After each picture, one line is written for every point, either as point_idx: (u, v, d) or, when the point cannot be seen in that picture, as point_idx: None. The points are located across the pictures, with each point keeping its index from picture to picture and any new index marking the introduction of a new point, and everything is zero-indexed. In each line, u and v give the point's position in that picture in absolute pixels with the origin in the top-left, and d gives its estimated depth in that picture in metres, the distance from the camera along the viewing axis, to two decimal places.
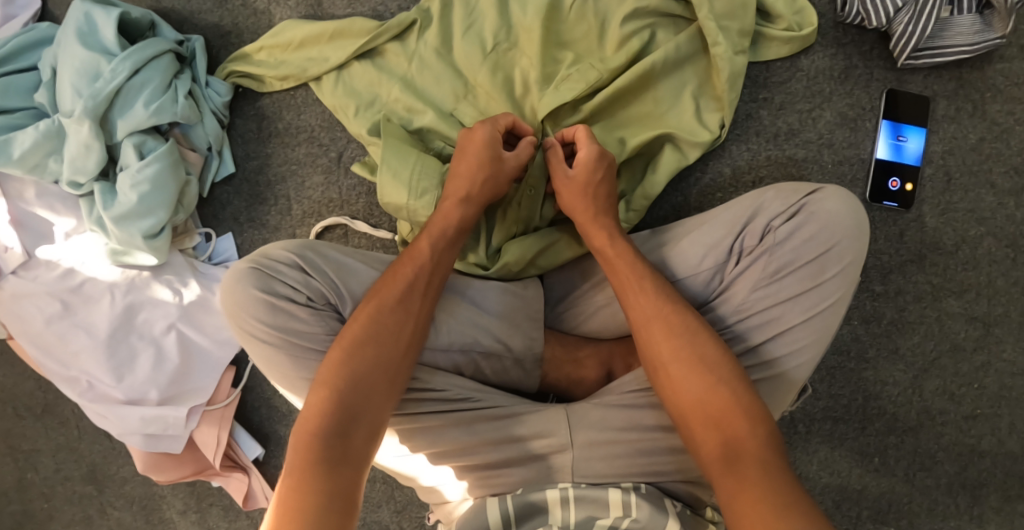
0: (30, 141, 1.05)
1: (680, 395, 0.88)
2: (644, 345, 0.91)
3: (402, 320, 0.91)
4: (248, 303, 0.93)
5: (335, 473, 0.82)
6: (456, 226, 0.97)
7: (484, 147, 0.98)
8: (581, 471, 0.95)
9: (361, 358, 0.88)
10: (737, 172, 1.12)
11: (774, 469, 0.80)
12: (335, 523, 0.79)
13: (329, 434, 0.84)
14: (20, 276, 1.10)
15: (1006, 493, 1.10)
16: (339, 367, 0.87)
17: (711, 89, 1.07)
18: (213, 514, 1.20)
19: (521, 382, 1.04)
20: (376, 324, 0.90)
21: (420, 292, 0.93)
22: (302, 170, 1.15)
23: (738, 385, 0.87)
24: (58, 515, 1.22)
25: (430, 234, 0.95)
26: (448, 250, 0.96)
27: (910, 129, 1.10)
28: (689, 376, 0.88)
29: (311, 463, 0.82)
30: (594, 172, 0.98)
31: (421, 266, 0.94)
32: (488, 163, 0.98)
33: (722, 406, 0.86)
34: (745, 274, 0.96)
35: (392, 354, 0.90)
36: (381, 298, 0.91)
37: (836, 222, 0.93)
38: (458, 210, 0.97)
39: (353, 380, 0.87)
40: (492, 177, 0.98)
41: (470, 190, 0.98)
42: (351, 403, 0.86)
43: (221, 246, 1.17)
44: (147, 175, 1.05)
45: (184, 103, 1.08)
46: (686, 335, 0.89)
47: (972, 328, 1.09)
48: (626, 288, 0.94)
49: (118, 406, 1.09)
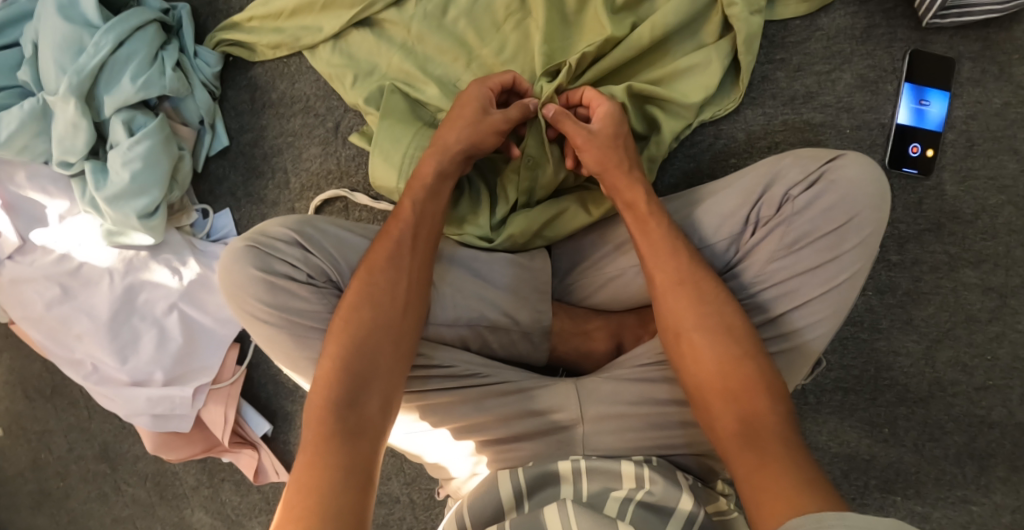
0: (16, 122, 1.01)
1: (700, 365, 0.85)
2: (665, 312, 0.89)
3: (395, 278, 0.88)
4: (245, 282, 0.90)
5: (348, 438, 0.80)
6: (434, 177, 0.93)
7: (470, 103, 0.94)
8: (593, 444, 0.95)
9: (358, 324, 0.86)
10: (752, 137, 1.07)
11: (794, 446, 0.78)
12: (354, 493, 0.76)
13: (339, 402, 0.82)
14: (16, 261, 1.07)
15: (1014, 464, 1.10)
16: (337, 337, 0.85)
17: (712, 45, 1.01)
18: (225, 489, 1.22)
19: (529, 355, 1.01)
20: (369, 287, 0.88)
21: (409, 248, 0.90)
22: (299, 142, 1.11)
23: (760, 359, 0.84)
24: (74, 493, 1.26)
25: (411, 193, 0.93)
26: (432, 202, 0.93)
27: (932, 92, 1.05)
28: (711, 342, 0.85)
29: (325, 433, 0.80)
30: (620, 125, 0.95)
31: (406, 225, 0.91)
32: (475, 116, 0.94)
33: (743, 381, 0.83)
34: (761, 244, 0.92)
35: (390, 313, 0.87)
36: (371, 262, 0.89)
37: (856, 190, 0.89)
38: (437, 160, 0.94)
39: (355, 345, 0.85)
40: (473, 124, 0.94)
41: (453, 144, 0.94)
42: (357, 368, 0.84)
43: (219, 222, 1.14)
44: (139, 153, 1.02)
45: (172, 75, 1.04)
46: (713, 304, 0.87)
47: (988, 298, 1.07)
48: (655, 252, 0.90)
49: (124, 388, 1.08)
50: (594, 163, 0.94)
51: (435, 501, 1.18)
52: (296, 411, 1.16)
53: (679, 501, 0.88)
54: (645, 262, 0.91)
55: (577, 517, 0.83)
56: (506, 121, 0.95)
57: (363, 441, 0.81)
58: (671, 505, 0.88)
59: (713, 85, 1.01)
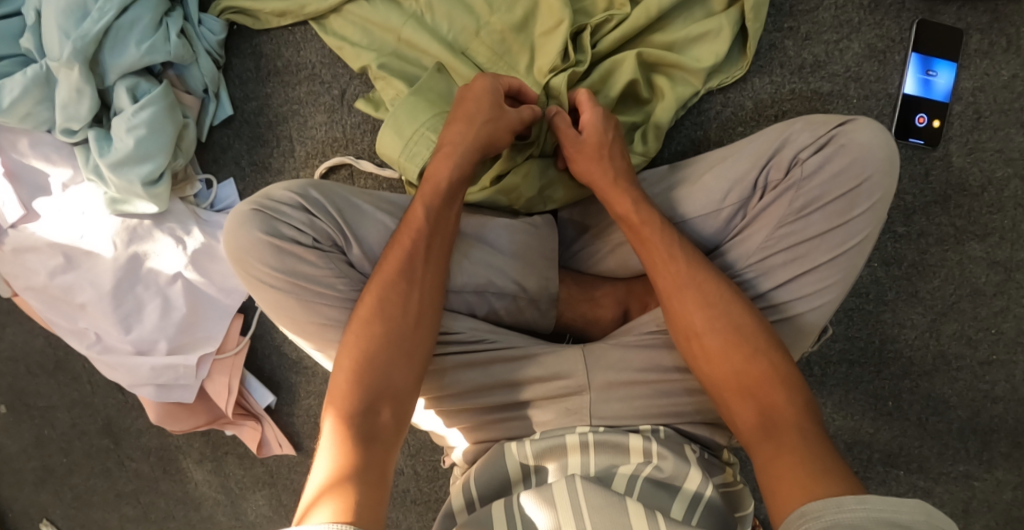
0: (19, 88, 1.00)
1: (715, 366, 0.83)
2: (674, 315, 0.87)
3: (407, 292, 0.85)
4: (253, 246, 0.88)
5: (363, 449, 0.77)
6: (451, 182, 0.90)
7: (484, 96, 0.91)
8: (600, 412, 0.91)
9: (370, 338, 0.83)
10: (759, 105, 1.06)
11: (812, 434, 0.77)
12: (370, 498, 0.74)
13: (354, 413, 0.79)
14: (20, 230, 1.06)
15: (1016, 440, 1.10)
16: (350, 351, 0.83)
17: (721, 13, 1.01)
18: (229, 463, 1.21)
19: (536, 322, 1.00)
20: (380, 302, 0.85)
21: (423, 259, 0.87)
22: (305, 110, 1.11)
23: (777, 355, 0.82)
24: (77, 469, 1.26)
25: (424, 196, 0.89)
26: (446, 209, 0.89)
27: (940, 63, 1.05)
28: (727, 348, 0.83)
29: (337, 442, 0.77)
30: (605, 132, 0.93)
31: (420, 233, 0.87)
32: (492, 112, 0.91)
33: (760, 375, 0.82)
34: (769, 209, 0.91)
35: (402, 327, 0.84)
36: (382, 276, 0.86)
37: (867, 153, 0.87)
38: (453, 163, 0.90)
39: (368, 359, 0.82)
40: (491, 121, 0.91)
41: (466, 140, 0.90)
42: (371, 382, 0.81)
43: (223, 192, 1.13)
44: (143, 119, 1.01)
45: (177, 42, 1.03)
46: (720, 306, 0.85)
47: (994, 273, 1.07)
48: (654, 255, 0.88)
49: (128, 357, 1.08)
50: (587, 171, 0.93)
51: (438, 472, 1.18)
52: (300, 382, 1.16)
53: (687, 479, 0.85)
54: (647, 267, 0.89)
55: (585, 492, 0.80)
56: (520, 121, 0.93)
57: (374, 450, 0.78)
58: (678, 483, 0.85)
59: (724, 52, 1.01)
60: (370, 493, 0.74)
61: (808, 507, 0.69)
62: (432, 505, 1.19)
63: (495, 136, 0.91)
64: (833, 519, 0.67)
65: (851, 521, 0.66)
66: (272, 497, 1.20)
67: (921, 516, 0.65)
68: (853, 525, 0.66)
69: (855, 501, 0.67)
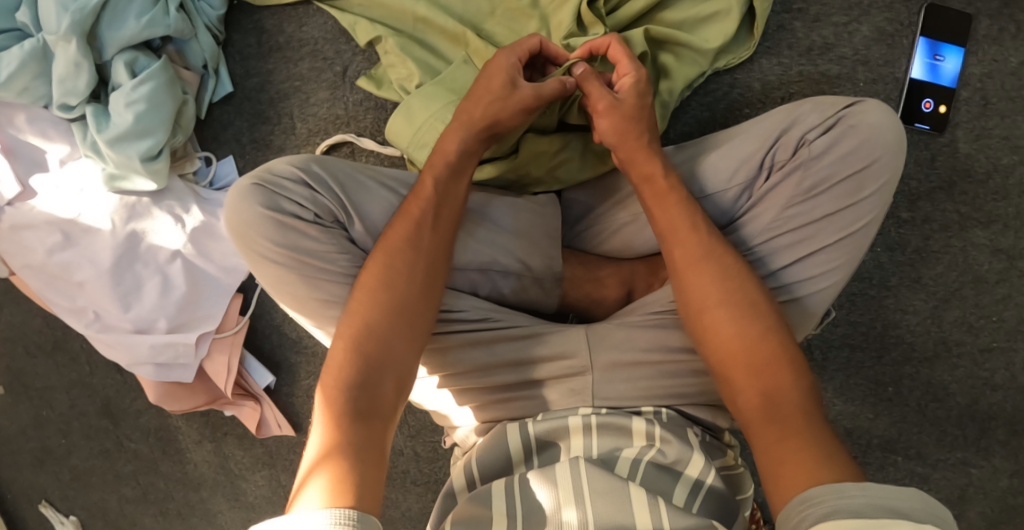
0: (15, 63, 0.98)
1: (721, 340, 0.83)
2: (685, 289, 0.86)
3: (410, 261, 0.84)
4: (253, 220, 0.86)
5: (361, 421, 0.76)
6: (458, 154, 0.89)
7: (499, 73, 0.88)
8: (602, 393, 0.91)
9: (374, 307, 0.82)
10: (767, 87, 1.06)
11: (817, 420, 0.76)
12: (370, 470, 0.73)
13: (353, 384, 0.78)
14: (17, 207, 1.05)
15: (1014, 428, 1.10)
16: (352, 320, 0.82)
17: None
18: (228, 443, 1.21)
19: (539, 302, 0.99)
20: (386, 270, 0.84)
21: (429, 230, 0.86)
22: (306, 87, 1.09)
23: (783, 334, 0.82)
24: (76, 450, 1.25)
25: (433, 169, 0.88)
26: (454, 183, 0.89)
27: (949, 48, 1.04)
28: (735, 322, 0.82)
29: (336, 414, 0.76)
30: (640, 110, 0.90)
31: (427, 202, 0.87)
32: (501, 88, 0.88)
33: (768, 355, 0.81)
34: (777, 189, 0.90)
35: (407, 296, 0.83)
36: (388, 245, 0.85)
37: (876, 136, 0.87)
38: (460, 137, 0.89)
39: (372, 329, 0.81)
40: (501, 101, 0.89)
41: (479, 119, 0.89)
42: (373, 349, 0.80)
43: (223, 170, 1.11)
44: (142, 94, 0.99)
45: (176, 15, 1.01)
46: (733, 281, 0.84)
47: (996, 260, 1.07)
48: (669, 226, 0.87)
49: (127, 336, 1.07)
50: (609, 133, 0.90)
51: (438, 453, 1.18)
52: (300, 362, 1.15)
53: (690, 464, 0.84)
54: (663, 235, 0.88)
55: (588, 476, 0.80)
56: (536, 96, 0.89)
57: (375, 425, 0.77)
58: (681, 468, 0.84)
59: (732, 32, 0.99)
60: (369, 469, 0.73)
61: (811, 492, 0.69)
62: (432, 486, 1.19)
63: (506, 116, 0.89)
64: (835, 505, 0.66)
65: (854, 508, 0.65)
66: (271, 478, 1.20)
67: (920, 503, 0.65)
68: (855, 511, 0.65)
69: (856, 487, 0.67)
